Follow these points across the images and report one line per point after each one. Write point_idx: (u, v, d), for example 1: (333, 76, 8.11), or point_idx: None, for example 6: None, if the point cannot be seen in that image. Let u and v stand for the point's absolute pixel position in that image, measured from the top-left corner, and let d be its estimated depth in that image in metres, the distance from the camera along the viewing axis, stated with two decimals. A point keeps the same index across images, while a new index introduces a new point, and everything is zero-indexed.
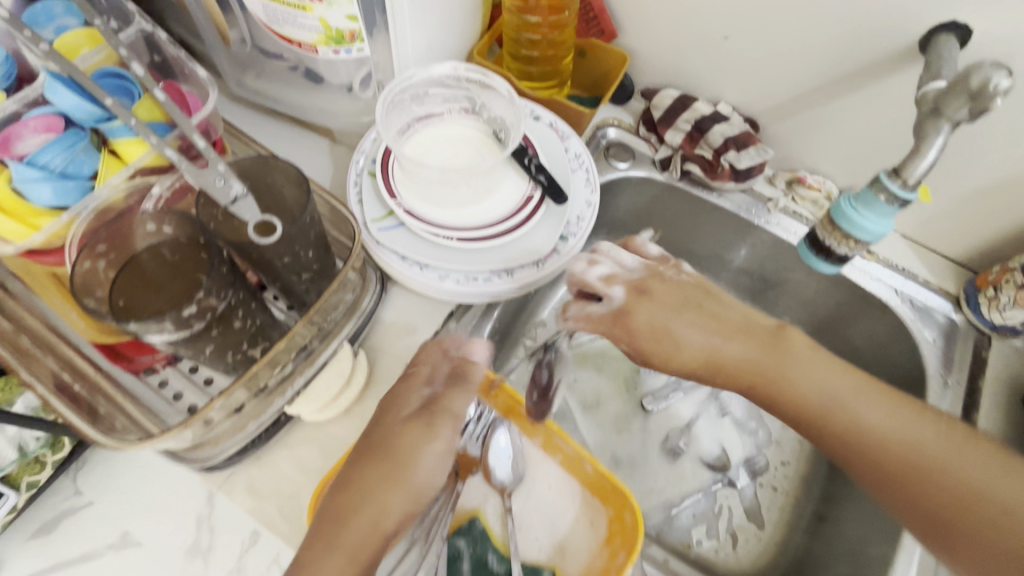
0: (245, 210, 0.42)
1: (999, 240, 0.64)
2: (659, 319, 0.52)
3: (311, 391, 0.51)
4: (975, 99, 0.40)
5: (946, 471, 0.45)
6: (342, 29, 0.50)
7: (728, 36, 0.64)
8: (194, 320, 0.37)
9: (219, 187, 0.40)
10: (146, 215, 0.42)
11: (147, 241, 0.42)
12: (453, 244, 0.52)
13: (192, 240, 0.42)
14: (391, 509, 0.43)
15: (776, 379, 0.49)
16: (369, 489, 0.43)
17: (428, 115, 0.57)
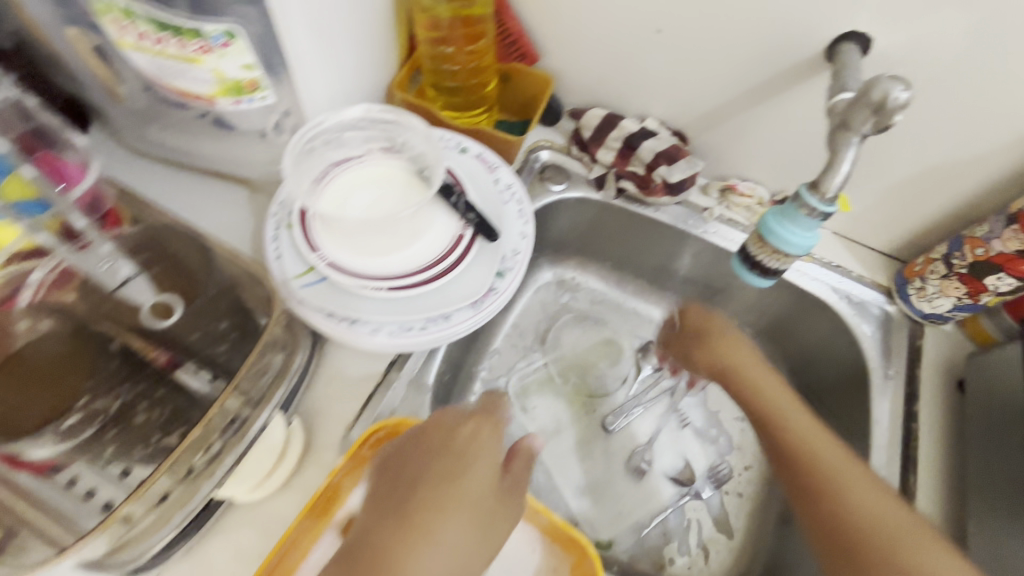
0: (137, 294, 0.50)
1: (921, 231, 0.67)
2: None
3: (242, 470, 0.47)
4: (878, 113, 0.41)
5: (895, 554, 0.47)
6: (239, 79, 0.46)
7: (660, 30, 0.61)
8: (75, 429, 0.46)
9: (105, 271, 0.50)
10: (18, 312, 0.47)
11: (26, 337, 0.47)
12: (383, 294, 0.49)
13: (77, 331, 0.49)
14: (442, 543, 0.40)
15: (767, 424, 0.56)
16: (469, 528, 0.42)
17: (345, 159, 0.54)
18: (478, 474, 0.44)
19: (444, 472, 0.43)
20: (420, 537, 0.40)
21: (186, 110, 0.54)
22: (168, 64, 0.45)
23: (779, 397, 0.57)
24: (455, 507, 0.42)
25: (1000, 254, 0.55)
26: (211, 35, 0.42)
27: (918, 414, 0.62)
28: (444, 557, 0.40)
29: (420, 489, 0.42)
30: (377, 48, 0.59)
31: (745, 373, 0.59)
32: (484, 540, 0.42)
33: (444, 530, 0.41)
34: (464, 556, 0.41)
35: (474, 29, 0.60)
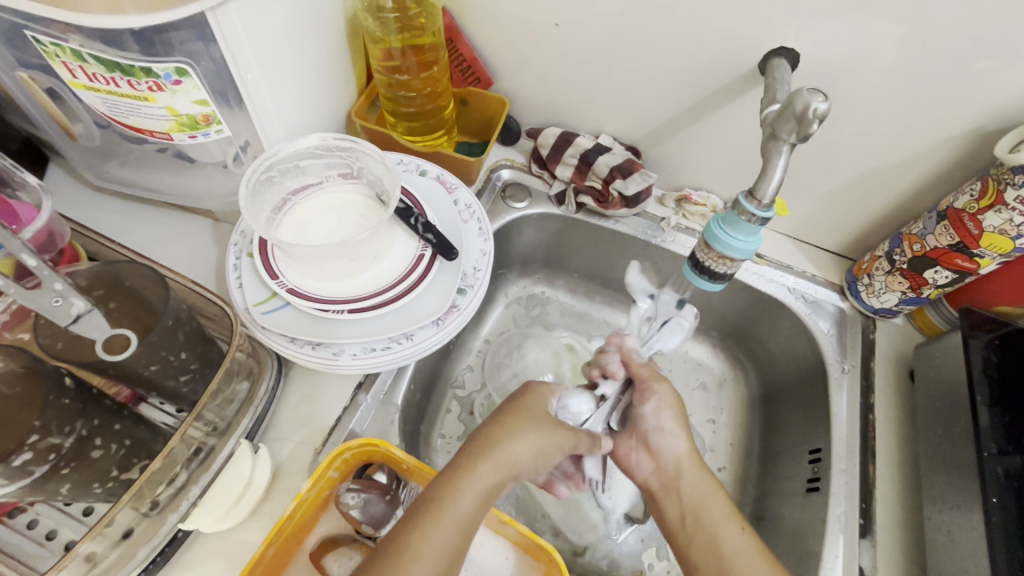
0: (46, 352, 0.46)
1: (866, 230, 0.70)
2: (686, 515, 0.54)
3: (209, 501, 0.46)
4: (800, 123, 0.43)
5: None
6: (193, 114, 0.47)
7: (558, 23, 0.64)
8: (33, 467, 0.38)
9: (59, 306, 0.39)
10: None
11: None
12: (345, 316, 0.50)
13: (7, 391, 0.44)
14: (498, 452, 0.45)
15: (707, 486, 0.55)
16: (501, 441, 0.46)
17: (304, 186, 0.55)
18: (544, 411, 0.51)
19: (510, 409, 0.50)
20: (502, 445, 0.46)
21: (148, 144, 0.55)
22: (121, 102, 0.46)
23: (703, 484, 0.55)
24: (520, 415, 0.49)
25: (935, 249, 0.58)
26: (162, 73, 0.44)
27: (874, 404, 0.64)
28: (522, 449, 0.46)
29: (495, 419, 0.49)
30: (333, 79, 0.61)
31: (664, 446, 0.58)
32: (553, 438, 0.49)
33: (516, 445, 0.46)
34: (538, 452, 0.47)
35: (426, 56, 0.62)
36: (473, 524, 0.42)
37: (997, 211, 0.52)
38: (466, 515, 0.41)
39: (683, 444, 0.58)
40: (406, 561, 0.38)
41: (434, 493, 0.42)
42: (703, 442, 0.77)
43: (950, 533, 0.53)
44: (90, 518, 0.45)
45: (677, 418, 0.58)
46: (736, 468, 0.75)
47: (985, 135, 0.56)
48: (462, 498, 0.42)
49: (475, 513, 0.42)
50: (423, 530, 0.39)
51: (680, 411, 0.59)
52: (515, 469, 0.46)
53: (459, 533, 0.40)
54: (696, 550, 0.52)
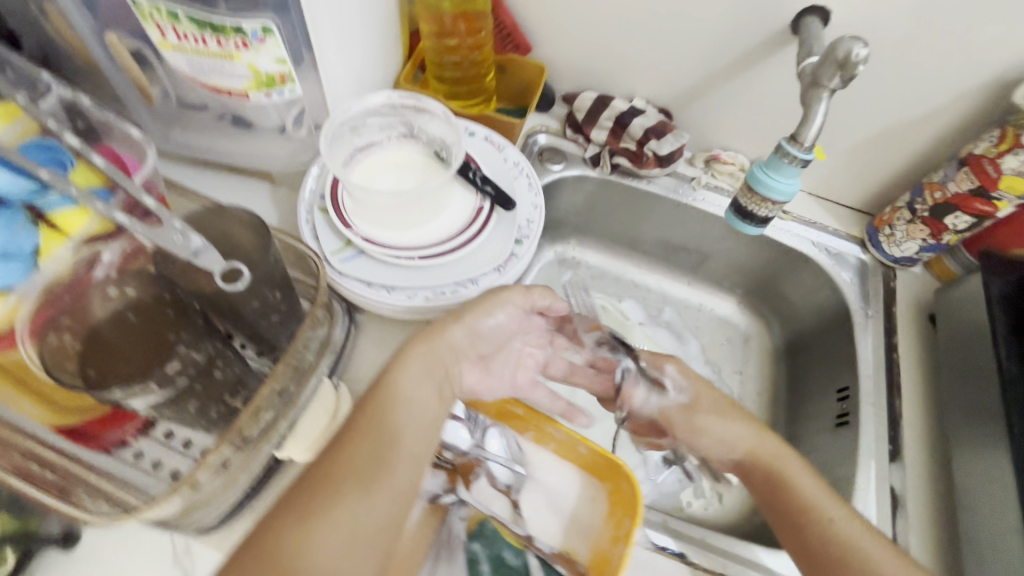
0: (208, 261, 0.41)
1: (888, 184, 0.74)
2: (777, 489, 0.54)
3: (300, 430, 0.51)
4: (843, 68, 0.47)
5: None
6: (271, 72, 0.50)
7: None
8: (175, 375, 0.39)
9: (179, 242, 0.40)
10: (107, 281, 0.41)
11: (104, 307, 0.41)
12: (416, 262, 0.54)
13: (155, 298, 0.41)
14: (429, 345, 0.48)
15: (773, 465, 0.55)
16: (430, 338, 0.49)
17: (368, 144, 0.59)
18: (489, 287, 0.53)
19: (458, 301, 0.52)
20: (441, 329, 0.49)
21: (207, 111, 0.60)
22: (205, 61, 0.49)
23: (780, 454, 0.55)
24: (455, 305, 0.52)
25: (955, 195, 0.63)
26: (249, 31, 0.46)
27: (897, 345, 0.69)
28: (458, 328, 0.50)
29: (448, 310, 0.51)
30: (385, 44, 0.64)
31: (727, 441, 0.58)
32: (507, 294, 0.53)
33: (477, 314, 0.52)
34: (489, 321, 0.52)
35: (475, 23, 0.65)
36: (422, 403, 0.46)
37: (1015, 154, 0.56)
38: (419, 402, 0.46)
39: (738, 433, 0.57)
40: (375, 450, 0.43)
41: (376, 390, 0.46)
42: (731, 392, 0.81)
43: (974, 453, 0.57)
44: (191, 450, 0.50)
45: (732, 415, 0.58)
46: (764, 413, 0.80)
47: (1003, 84, 0.59)
48: (408, 387, 0.46)
49: (417, 391, 0.46)
50: (379, 426, 0.44)
51: (698, 422, 0.59)
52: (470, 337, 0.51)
53: (416, 418, 0.46)
54: (778, 517, 0.53)
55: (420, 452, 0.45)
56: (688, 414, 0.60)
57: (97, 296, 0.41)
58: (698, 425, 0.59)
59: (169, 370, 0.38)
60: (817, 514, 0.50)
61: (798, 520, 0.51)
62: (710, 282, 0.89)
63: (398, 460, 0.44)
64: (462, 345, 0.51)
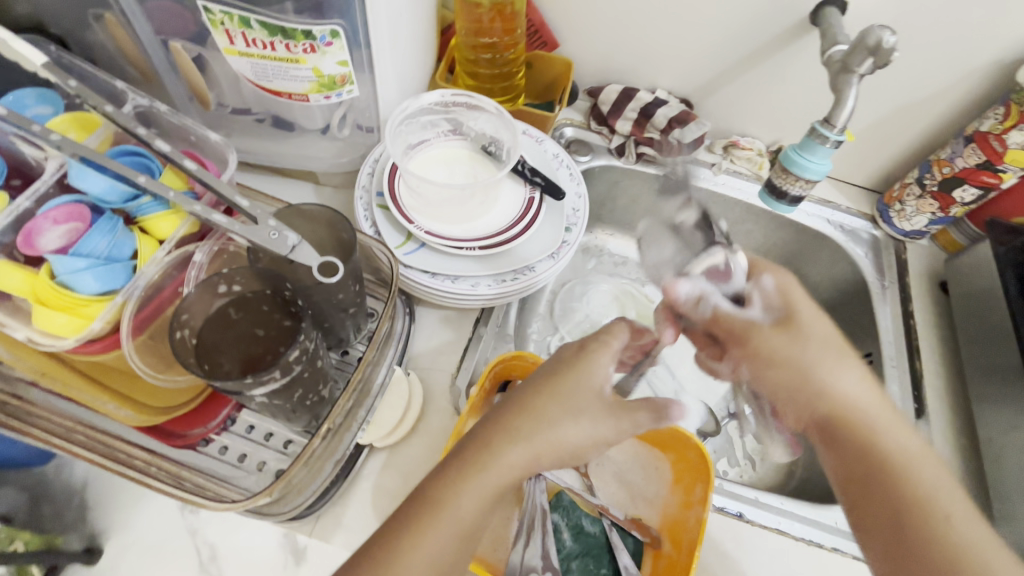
0: (304, 256, 0.42)
1: (897, 162, 0.79)
2: (867, 448, 0.46)
3: (379, 418, 0.53)
4: (874, 53, 0.51)
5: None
6: (334, 75, 0.52)
7: None
8: (296, 364, 0.40)
9: (275, 240, 0.42)
10: (214, 278, 0.43)
11: (215, 304, 0.43)
12: (477, 252, 0.56)
13: (259, 293, 0.44)
14: (516, 455, 0.40)
15: (860, 432, 0.47)
16: (529, 446, 0.41)
17: (420, 142, 0.61)
18: (607, 371, 0.44)
19: (565, 378, 0.43)
20: (512, 433, 0.41)
21: (250, 114, 0.61)
22: (270, 65, 0.51)
23: (884, 419, 0.47)
24: (570, 390, 0.43)
25: (963, 169, 0.67)
26: (319, 35, 0.48)
27: (913, 312, 0.74)
28: (567, 428, 0.42)
29: (545, 387, 0.43)
30: (424, 45, 0.66)
31: (824, 391, 0.48)
32: (609, 412, 0.43)
33: (576, 409, 0.42)
34: (593, 423, 0.42)
35: (510, 22, 0.67)
36: (464, 512, 0.39)
37: (1019, 129, 0.61)
38: (469, 516, 0.39)
39: (853, 386, 0.48)
40: (398, 551, 0.37)
41: (436, 480, 0.40)
42: None
43: (995, 405, 0.62)
44: (274, 441, 0.51)
45: (832, 345, 0.50)
46: None
47: (1005, 65, 0.64)
48: (469, 496, 0.39)
49: (477, 514, 0.39)
50: (416, 533, 0.38)
51: (797, 357, 0.49)
52: (561, 456, 0.42)
53: (461, 534, 0.39)
54: (844, 469, 0.47)
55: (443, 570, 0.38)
56: (787, 333, 0.50)
57: (205, 294, 0.43)
58: (780, 356, 0.50)
59: (291, 358, 0.39)
60: (905, 482, 0.44)
61: (878, 479, 0.45)
62: None
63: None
64: (565, 450, 0.42)
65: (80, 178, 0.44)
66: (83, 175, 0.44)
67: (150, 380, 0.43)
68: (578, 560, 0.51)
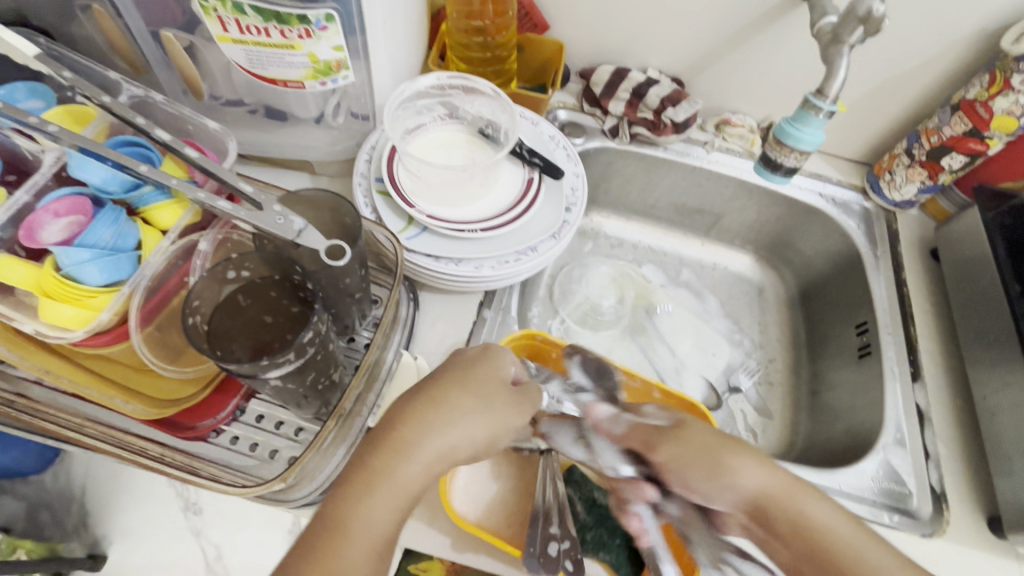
0: (312, 240, 0.42)
1: (885, 134, 0.80)
2: (801, 524, 0.44)
3: (387, 404, 0.54)
4: (866, 22, 0.52)
5: None
6: (329, 60, 0.52)
7: None
8: (309, 345, 0.40)
9: (282, 224, 0.41)
10: (223, 264, 0.43)
11: (224, 290, 0.44)
12: (479, 234, 0.57)
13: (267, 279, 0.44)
14: (414, 458, 0.41)
15: (788, 511, 0.45)
16: (427, 449, 0.41)
17: (416, 127, 0.61)
18: (484, 375, 0.47)
19: (453, 380, 0.45)
20: (410, 440, 0.41)
21: (242, 106, 0.61)
22: (264, 52, 0.50)
23: (792, 491, 0.45)
24: (461, 390, 0.45)
25: (951, 137, 0.69)
26: (313, 19, 0.48)
27: (905, 280, 0.75)
28: (459, 425, 0.43)
29: (430, 391, 0.44)
30: (417, 29, 0.66)
31: (734, 479, 0.45)
32: (494, 406, 0.46)
33: (465, 401, 0.44)
34: (476, 417, 0.44)
35: (501, 5, 0.67)
36: (377, 522, 0.38)
37: (1005, 95, 0.62)
38: (377, 531, 0.38)
39: (755, 476, 0.46)
40: None
41: (331, 505, 0.38)
42: (752, 341, 0.87)
43: (989, 365, 0.64)
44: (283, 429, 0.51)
45: (710, 445, 0.47)
46: (785, 358, 0.86)
47: (989, 33, 0.66)
48: (371, 512, 0.38)
49: (389, 524, 0.38)
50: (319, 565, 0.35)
51: (699, 449, 0.46)
52: (455, 455, 0.43)
53: (369, 550, 0.37)
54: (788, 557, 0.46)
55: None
56: (673, 442, 0.48)
57: (213, 282, 0.43)
58: (679, 446, 0.47)
59: (305, 340, 0.39)
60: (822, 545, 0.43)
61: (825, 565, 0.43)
62: (723, 241, 0.94)
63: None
64: (459, 451, 0.43)
65: (79, 170, 0.44)
66: (83, 167, 0.44)
67: (162, 369, 0.44)
68: (592, 531, 0.53)
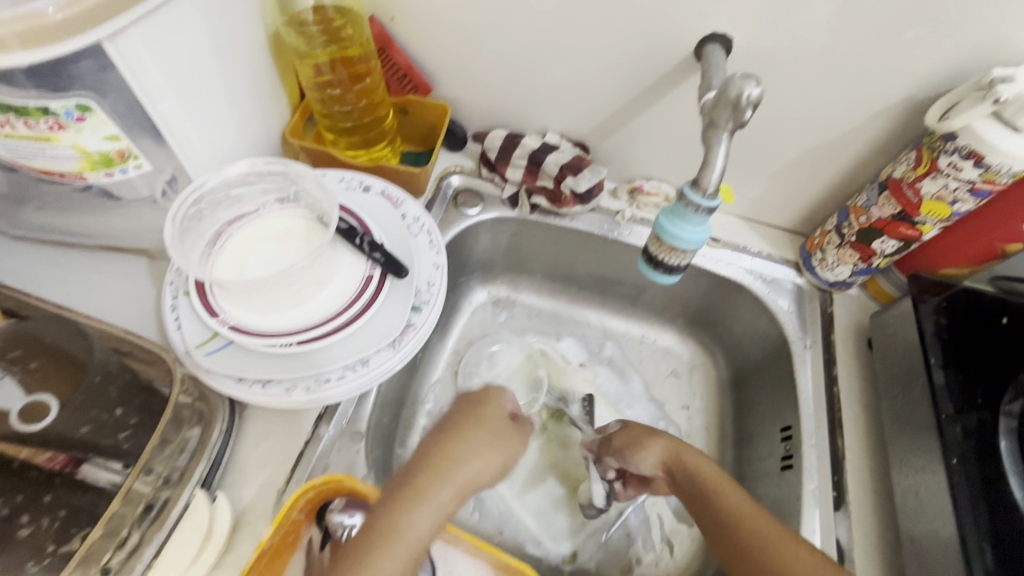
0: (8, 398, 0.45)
1: (817, 205, 0.71)
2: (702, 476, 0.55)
3: (161, 564, 0.42)
4: (735, 109, 0.43)
5: None
6: (105, 151, 0.45)
7: (477, 14, 0.62)
8: None
9: None
10: None
11: None
12: (295, 348, 0.48)
13: None
14: (443, 479, 0.44)
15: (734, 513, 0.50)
16: (452, 471, 0.45)
17: (238, 216, 0.52)
18: (495, 416, 0.51)
19: (470, 416, 0.50)
20: (440, 459, 0.45)
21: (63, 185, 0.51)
22: (22, 145, 0.43)
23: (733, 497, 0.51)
24: (478, 426, 0.49)
25: (879, 219, 0.59)
26: (62, 110, 0.41)
27: (838, 377, 0.65)
28: (475, 455, 0.47)
29: (451, 427, 0.49)
30: (261, 99, 0.59)
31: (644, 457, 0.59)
32: (508, 443, 0.50)
33: (477, 432, 0.49)
34: (496, 457, 0.48)
35: (358, 69, 0.59)
36: (418, 527, 0.41)
37: (933, 178, 0.53)
38: (425, 537, 0.41)
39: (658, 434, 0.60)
40: None
41: (377, 519, 0.41)
42: (678, 431, 0.77)
43: (918, 496, 0.53)
44: None
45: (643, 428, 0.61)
46: (712, 452, 0.76)
47: (915, 103, 0.57)
48: (415, 524, 0.41)
49: (427, 534, 0.41)
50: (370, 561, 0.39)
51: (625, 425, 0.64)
52: (475, 482, 0.46)
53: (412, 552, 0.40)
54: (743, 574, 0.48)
55: None
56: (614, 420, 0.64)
57: None
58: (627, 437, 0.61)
59: None
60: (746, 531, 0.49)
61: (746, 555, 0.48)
62: (650, 314, 0.84)
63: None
64: (477, 474, 0.46)
65: None
66: None
67: None
68: None
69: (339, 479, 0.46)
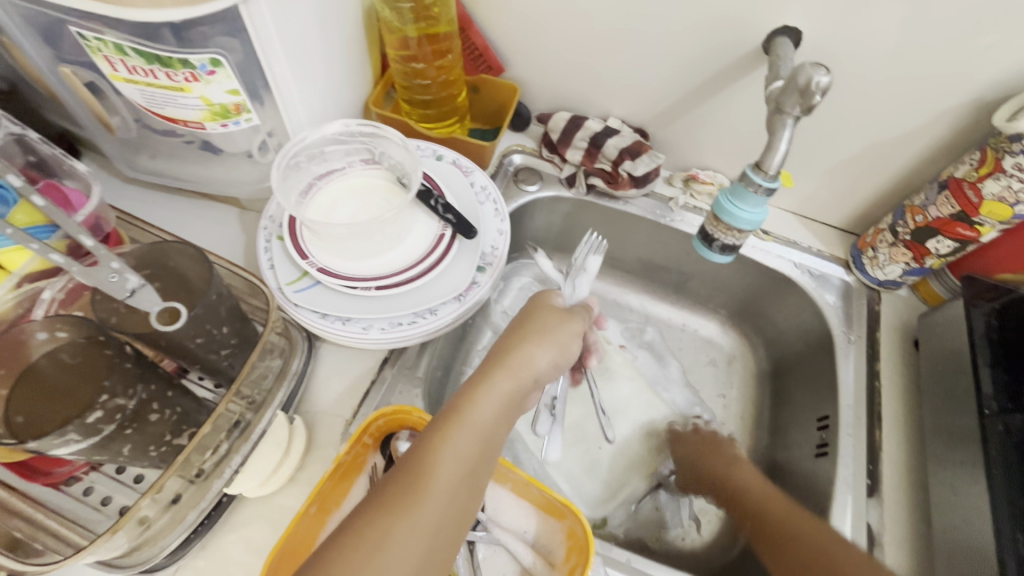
0: (145, 300, 0.45)
1: (872, 203, 0.72)
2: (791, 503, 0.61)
3: (250, 467, 0.48)
4: (803, 96, 0.45)
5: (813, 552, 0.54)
6: (224, 103, 0.50)
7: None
8: (101, 424, 0.41)
9: (115, 283, 0.43)
10: (34, 325, 0.43)
11: (43, 348, 0.43)
12: (372, 292, 0.53)
13: (90, 338, 0.43)
14: (508, 374, 0.47)
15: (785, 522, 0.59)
16: (512, 369, 0.47)
17: (328, 171, 0.58)
18: (551, 317, 0.55)
19: (527, 319, 0.54)
20: (506, 356, 0.49)
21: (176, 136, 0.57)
22: (158, 93, 0.50)
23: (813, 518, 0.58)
24: (536, 329, 0.53)
25: (937, 219, 0.60)
26: (198, 64, 0.46)
27: (880, 371, 0.66)
28: (538, 356, 0.50)
29: (512, 330, 0.52)
30: (351, 69, 0.64)
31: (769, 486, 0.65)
32: (562, 343, 0.53)
33: (534, 341, 0.51)
34: (551, 359, 0.51)
35: (441, 45, 0.64)
36: (485, 412, 0.44)
37: (995, 178, 0.54)
38: (487, 422, 0.43)
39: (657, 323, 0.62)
40: (431, 461, 0.39)
41: (455, 405, 0.44)
42: (712, 416, 0.79)
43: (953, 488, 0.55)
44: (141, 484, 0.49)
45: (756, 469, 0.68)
46: (745, 439, 0.78)
47: (984, 105, 0.57)
48: (478, 413, 0.43)
49: (494, 420, 0.44)
50: (447, 442, 0.41)
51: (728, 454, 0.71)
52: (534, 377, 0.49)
53: (481, 438, 0.42)
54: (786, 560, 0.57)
55: (475, 464, 0.41)
56: None
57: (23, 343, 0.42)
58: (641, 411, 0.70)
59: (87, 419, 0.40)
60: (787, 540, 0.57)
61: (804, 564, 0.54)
62: (693, 303, 0.86)
63: (452, 495, 0.39)
64: (541, 366, 0.50)
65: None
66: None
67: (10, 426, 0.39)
68: None
69: (405, 410, 0.51)
